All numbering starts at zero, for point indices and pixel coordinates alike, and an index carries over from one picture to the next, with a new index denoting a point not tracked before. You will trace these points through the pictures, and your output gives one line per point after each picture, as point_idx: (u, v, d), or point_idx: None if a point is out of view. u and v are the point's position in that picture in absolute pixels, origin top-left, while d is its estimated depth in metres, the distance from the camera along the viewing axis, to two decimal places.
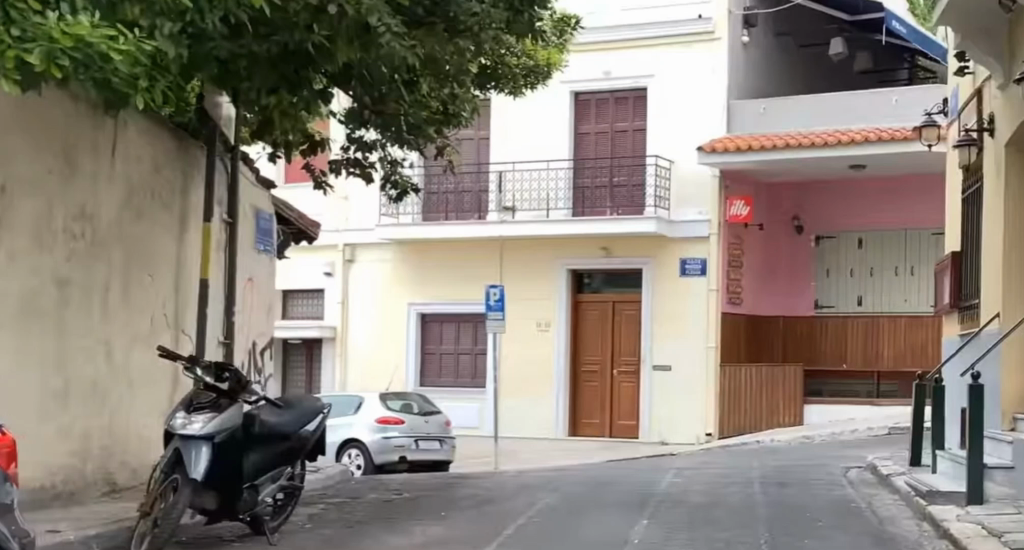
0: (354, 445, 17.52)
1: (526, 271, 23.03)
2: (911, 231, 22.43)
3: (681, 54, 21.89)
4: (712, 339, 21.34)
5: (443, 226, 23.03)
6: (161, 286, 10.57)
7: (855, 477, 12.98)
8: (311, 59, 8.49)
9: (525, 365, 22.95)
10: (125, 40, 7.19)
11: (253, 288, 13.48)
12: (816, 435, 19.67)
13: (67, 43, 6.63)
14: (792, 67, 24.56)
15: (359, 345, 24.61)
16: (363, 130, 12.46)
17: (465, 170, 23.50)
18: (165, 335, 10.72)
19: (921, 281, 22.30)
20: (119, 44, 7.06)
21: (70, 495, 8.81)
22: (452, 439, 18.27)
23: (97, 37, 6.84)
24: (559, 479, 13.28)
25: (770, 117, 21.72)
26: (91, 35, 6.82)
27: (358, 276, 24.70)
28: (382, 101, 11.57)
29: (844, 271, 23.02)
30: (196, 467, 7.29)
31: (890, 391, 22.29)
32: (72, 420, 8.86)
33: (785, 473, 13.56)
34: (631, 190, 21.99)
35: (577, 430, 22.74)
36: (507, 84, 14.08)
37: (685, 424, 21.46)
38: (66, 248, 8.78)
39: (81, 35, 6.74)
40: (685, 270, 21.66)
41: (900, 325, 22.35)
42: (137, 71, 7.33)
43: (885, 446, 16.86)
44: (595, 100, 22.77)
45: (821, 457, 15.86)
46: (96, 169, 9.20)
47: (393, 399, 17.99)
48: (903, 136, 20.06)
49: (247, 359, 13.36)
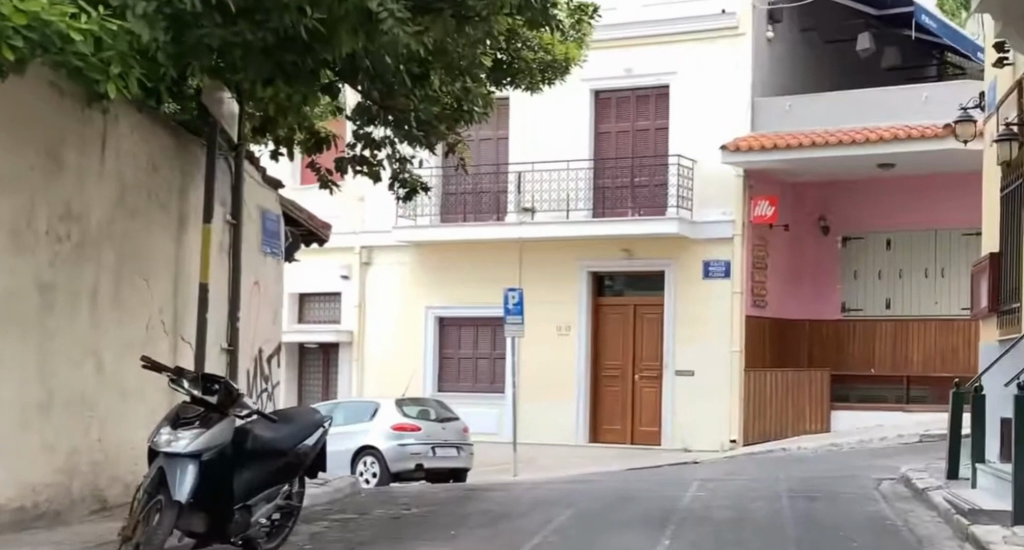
0: (370, 453, 17.03)
1: (546, 272, 22.46)
2: (942, 231, 21.71)
3: (703, 51, 21.28)
4: (736, 343, 20.73)
5: (461, 228, 22.51)
6: (158, 291, 10.07)
7: (888, 491, 12.35)
8: (309, 46, 8.03)
9: (545, 370, 22.35)
10: (87, 20, 6.74)
11: (259, 292, 12.97)
12: (844, 443, 19.01)
13: (19, 21, 6.42)
14: (819, 64, 23.88)
15: (376, 350, 24.09)
16: (373, 126, 12.00)
17: (483, 171, 22.94)
18: (162, 343, 10.23)
19: (951, 283, 21.57)
20: (78, 25, 6.72)
21: (55, 515, 8.34)
22: (470, 445, 17.75)
23: (53, 14, 6.57)
24: (577, 492, 12.71)
25: (796, 114, 21.12)
26: (47, 12, 6.55)
27: (375, 280, 24.19)
28: (391, 95, 11.21)
29: (872, 273, 22.32)
30: (182, 487, 6.88)
31: (921, 397, 21.42)
32: (57, 435, 8.38)
33: (814, 485, 12.94)
34: (653, 190, 21.40)
35: (599, 437, 22.15)
36: (524, 79, 13.56)
37: (708, 431, 20.84)
38: (50, 250, 8.30)
39: (35, 11, 6.49)
40: (709, 272, 21.05)
41: (929, 328, 21.56)
42: (108, 53, 6.87)
43: (915, 455, 16.22)
44: (616, 99, 22.20)
45: (851, 467, 15.20)
46: (84, 168, 8.72)
47: (410, 404, 17.46)
48: (934, 134, 19.41)
49: (253, 367, 12.85)
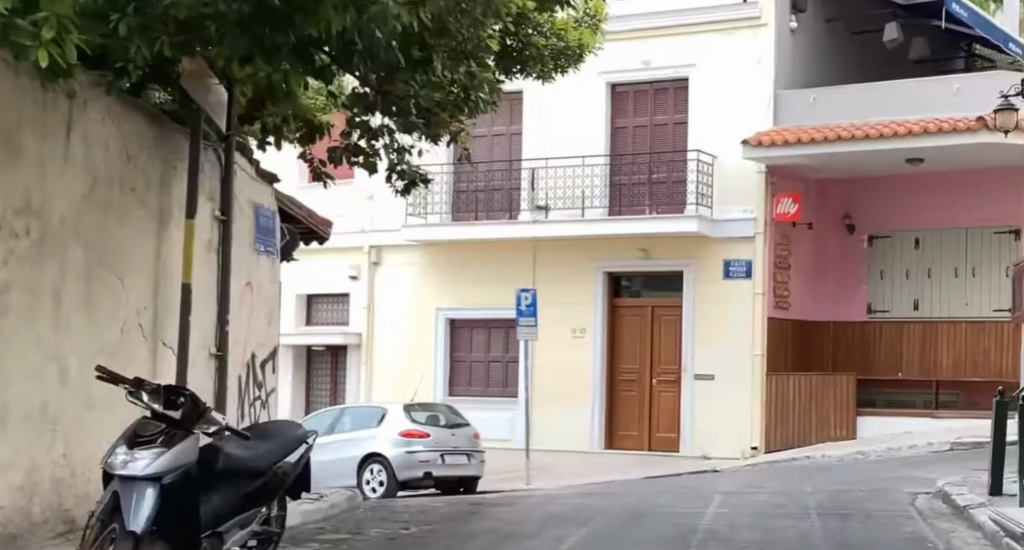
0: (377, 460, 16.24)
1: (563, 272, 21.62)
2: (973, 229, 20.63)
3: (724, 43, 20.41)
4: (758, 346, 19.86)
5: (474, 227, 21.67)
6: (134, 293, 9.34)
7: (925, 507, 11.49)
8: (290, 19, 7.31)
9: (561, 374, 21.51)
10: None
11: (252, 292, 12.18)
12: (871, 451, 18.14)
13: None
14: (845, 56, 22.83)
15: (386, 353, 23.30)
16: (370, 115, 11.18)
17: (497, 166, 22.13)
18: (140, 349, 9.49)
19: (983, 283, 20.55)
20: None
21: (12, 539, 7.67)
22: (481, 453, 16.93)
23: None
24: (590, 508, 11.87)
25: (821, 107, 20.21)
26: None
27: (384, 281, 23.38)
28: (390, 80, 10.29)
29: (899, 272, 21.32)
30: (136, 517, 6.21)
31: (950, 402, 20.57)
32: (15, 453, 7.69)
33: (846, 499, 12.08)
34: (672, 187, 20.53)
35: (615, 443, 21.27)
36: (535, 66, 12.72)
37: (728, 437, 19.99)
38: (6, 246, 7.60)
39: None
40: (730, 272, 20.19)
41: (960, 330, 20.63)
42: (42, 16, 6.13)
43: (947, 465, 15.36)
44: (633, 92, 21.33)
45: (884, 478, 14.29)
46: (46, 155, 8.01)
47: (418, 410, 16.66)
48: (966, 126, 18.45)
49: (245, 373, 12.07)
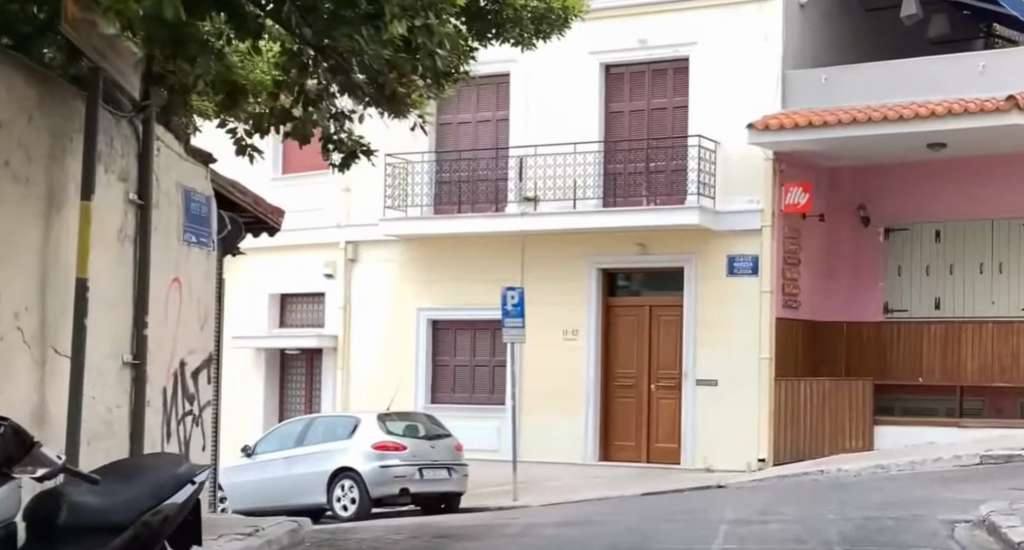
0: (348, 475, 14.49)
1: (552, 267, 19.88)
2: (999, 221, 18.84)
3: (726, 19, 18.66)
4: (765, 350, 18.15)
5: (456, 220, 19.91)
6: (11, 290, 7.62)
7: (968, 542, 9.74)
8: None
9: (551, 379, 19.74)
10: None
11: (181, 290, 10.48)
12: (892, 464, 16.39)
13: None
14: (859, 34, 21.05)
15: (363, 358, 21.51)
16: (309, 78, 9.49)
17: (482, 154, 20.36)
18: (21, 358, 7.75)
19: (1010, 280, 18.75)
20: None
21: None
22: (464, 466, 15.09)
23: None
24: (575, 540, 10.17)
25: (834, 88, 18.46)
26: None
27: (362, 279, 21.65)
28: (329, 34, 8.47)
29: (919, 267, 19.50)
30: None
31: (975, 410, 18.90)
32: None
33: (874, 530, 10.33)
34: (671, 175, 18.79)
35: (610, 455, 19.54)
36: (513, 30, 10.94)
37: (734, 448, 18.29)
38: None
39: None
40: (735, 268, 18.50)
41: (986, 332, 18.81)
42: None
43: (980, 485, 13.62)
44: (629, 74, 19.57)
45: (913, 500, 12.53)
46: None
47: (395, 420, 14.85)
48: (994, 107, 16.65)
49: (173, 386, 10.34)
